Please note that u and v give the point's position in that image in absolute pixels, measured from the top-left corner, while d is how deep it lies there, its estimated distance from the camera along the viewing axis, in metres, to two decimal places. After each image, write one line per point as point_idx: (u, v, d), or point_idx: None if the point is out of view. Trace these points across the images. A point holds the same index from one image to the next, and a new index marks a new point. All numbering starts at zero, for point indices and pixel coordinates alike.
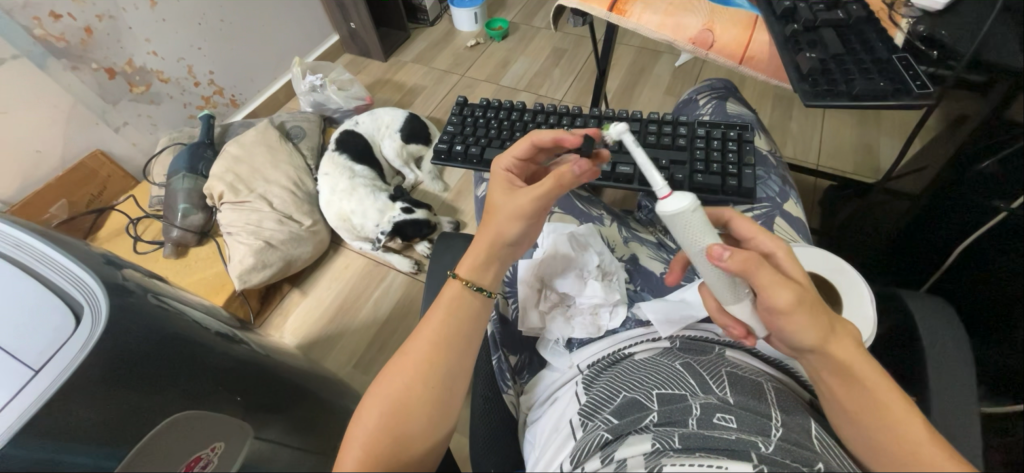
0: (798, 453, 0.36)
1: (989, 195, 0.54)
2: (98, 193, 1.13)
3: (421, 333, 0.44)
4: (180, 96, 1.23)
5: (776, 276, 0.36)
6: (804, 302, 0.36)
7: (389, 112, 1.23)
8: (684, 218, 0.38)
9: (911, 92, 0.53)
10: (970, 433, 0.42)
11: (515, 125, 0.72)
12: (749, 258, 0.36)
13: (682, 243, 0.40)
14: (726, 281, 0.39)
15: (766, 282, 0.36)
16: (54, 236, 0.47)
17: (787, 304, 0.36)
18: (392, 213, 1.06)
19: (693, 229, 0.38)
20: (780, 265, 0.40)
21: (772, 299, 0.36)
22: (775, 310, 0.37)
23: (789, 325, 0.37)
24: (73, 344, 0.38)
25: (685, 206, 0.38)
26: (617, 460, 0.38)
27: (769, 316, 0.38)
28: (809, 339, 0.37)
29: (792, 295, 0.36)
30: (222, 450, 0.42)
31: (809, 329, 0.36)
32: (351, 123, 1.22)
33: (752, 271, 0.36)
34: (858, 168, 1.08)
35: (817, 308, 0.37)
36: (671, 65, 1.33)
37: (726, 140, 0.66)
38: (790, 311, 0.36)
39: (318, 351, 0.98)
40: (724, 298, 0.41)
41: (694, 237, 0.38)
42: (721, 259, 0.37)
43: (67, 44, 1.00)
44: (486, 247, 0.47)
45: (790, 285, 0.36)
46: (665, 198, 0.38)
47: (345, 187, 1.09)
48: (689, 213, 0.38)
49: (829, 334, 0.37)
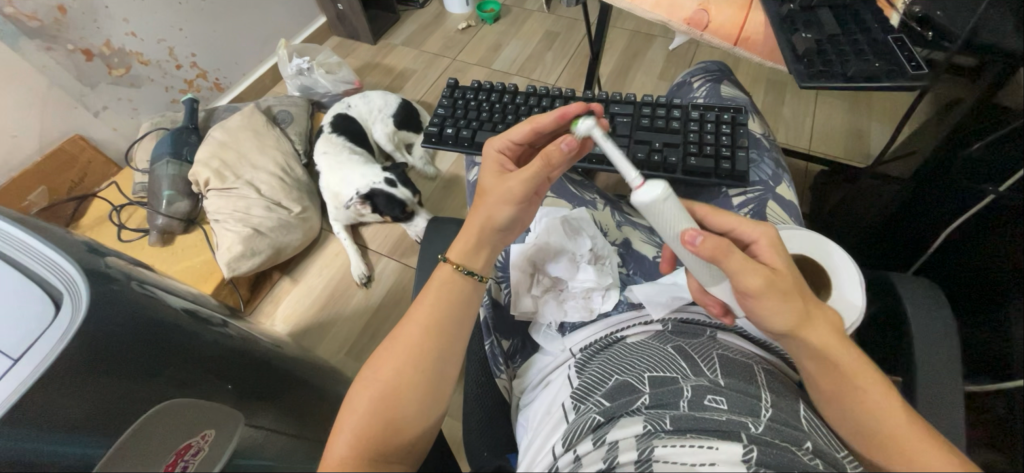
0: (786, 433, 0.37)
1: (977, 179, 0.54)
2: (79, 179, 1.10)
3: (411, 317, 0.44)
4: (162, 79, 1.19)
5: (745, 261, 0.36)
6: (774, 287, 0.37)
7: (382, 94, 1.21)
8: (659, 207, 0.37)
9: (905, 73, 0.54)
10: (953, 406, 0.43)
11: (507, 107, 0.71)
12: (720, 245, 0.36)
13: (658, 229, 0.39)
14: (702, 266, 0.40)
15: (736, 268, 0.36)
16: (33, 223, 0.46)
17: (756, 288, 0.36)
18: (374, 180, 1.04)
19: (666, 217, 0.38)
20: (756, 253, 0.40)
21: (741, 283, 0.37)
22: (747, 295, 0.37)
23: (761, 309, 0.37)
24: (53, 332, 0.37)
25: (657, 196, 0.36)
26: (608, 442, 0.39)
27: (743, 300, 0.39)
28: (780, 323, 0.37)
29: (762, 280, 0.36)
30: (213, 437, 0.39)
31: (781, 313, 0.37)
32: (343, 105, 1.20)
33: (722, 258, 0.37)
34: (850, 153, 1.08)
35: (791, 294, 0.37)
36: (665, 49, 1.32)
37: (720, 123, 0.65)
38: (760, 295, 0.36)
39: (310, 338, 0.98)
40: (703, 281, 0.41)
41: (669, 223, 0.38)
42: (694, 244, 0.37)
43: (40, 23, 0.96)
44: (476, 230, 0.46)
45: (760, 271, 0.36)
46: (637, 189, 0.37)
47: (339, 159, 1.09)
48: (662, 202, 0.37)
49: (802, 320, 0.37)
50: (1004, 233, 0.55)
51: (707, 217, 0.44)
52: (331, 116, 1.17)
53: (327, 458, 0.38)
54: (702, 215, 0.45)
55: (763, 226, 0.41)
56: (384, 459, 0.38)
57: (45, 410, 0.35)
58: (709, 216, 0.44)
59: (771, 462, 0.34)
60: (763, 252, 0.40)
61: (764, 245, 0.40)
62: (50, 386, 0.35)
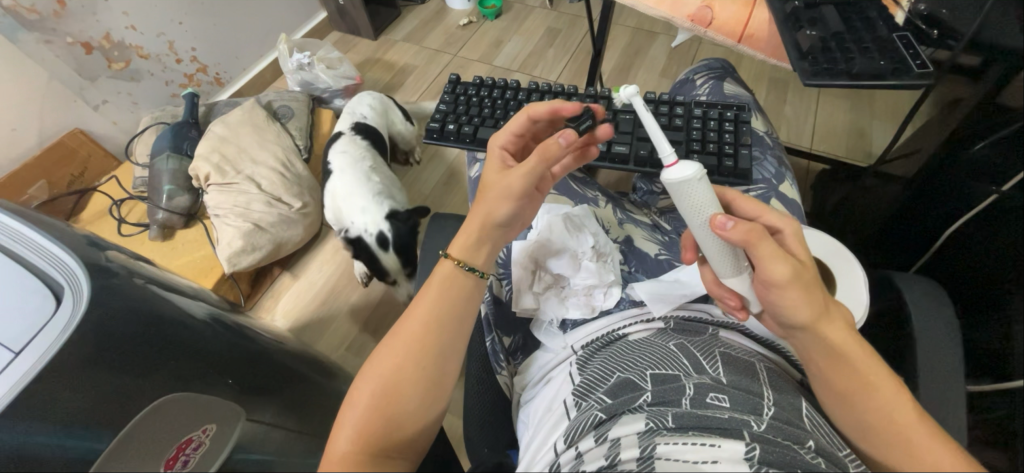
0: (788, 431, 0.37)
1: (980, 178, 0.54)
2: (78, 173, 1.10)
3: (413, 313, 0.44)
4: (162, 73, 1.19)
5: (776, 250, 0.36)
6: (800, 278, 0.36)
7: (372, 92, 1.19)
8: (689, 188, 0.37)
9: (909, 71, 0.53)
10: (955, 405, 0.43)
11: (509, 104, 0.71)
12: (753, 230, 0.36)
13: (686, 211, 0.39)
14: (726, 252, 0.40)
15: (766, 255, 0.36)
16: (33, 216, 0.45)
17: (782, 277, 0.36)
18: (370, 226, 0.93)
19: (697, 199, 0.38)
20: (783, 242, 0.40)
21: (768, 272, 0.36)
22: (771, 284, 0.37)
23: (782, 300, 0.37)
24: (53, 325, 0.38)
25: (690, 175, 0.37)
26: (610, 439, 0.39)
27: (764, 290, 0.38)
28: (801, 316, 0.37)
29: (789, 269, 0.36)
30: (213, 433, 0.38)
31: (803, 305, 0.37)
32: (350, 110, 1.11)
33: (754, 243, 0.36)
34: (852, 152, 1.08)
35: (813, 286, 0.37)
36: (667, 46, 1.31)
37: (723, 121, 0.65)
38: (784, 286, 0.36)
39: (309, 334, 0.98)
40: (722, 271, 0.41)
41: (698, 205, 0.38)
42: (725, 229, 0.37)
43: (39, 16, 0.96)
44: (477, 227, 0.46)
45: (788, 261, 0.36)
46: (668, 167, 0.38)
47: (353, 170, 0.99)
48: (694, 182, 0.37)
49: (822, 314, 0.37)
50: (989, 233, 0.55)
51: (736, 202, 0.44)
52: (348, 123, 1.08)
53: (328, 454, 0.38)
54: (730, 199, 0.44)
55: (789, 217, 0.40)
56: (385, 455, 0.38)
57: (49, 403, 0.35)
58: (739, 201, 0.43)
59: (773, 459, 0.34)
60: (790, 241, 0.40)
61: (790, 236, 0.40)
62: (56, 380, 0.36)
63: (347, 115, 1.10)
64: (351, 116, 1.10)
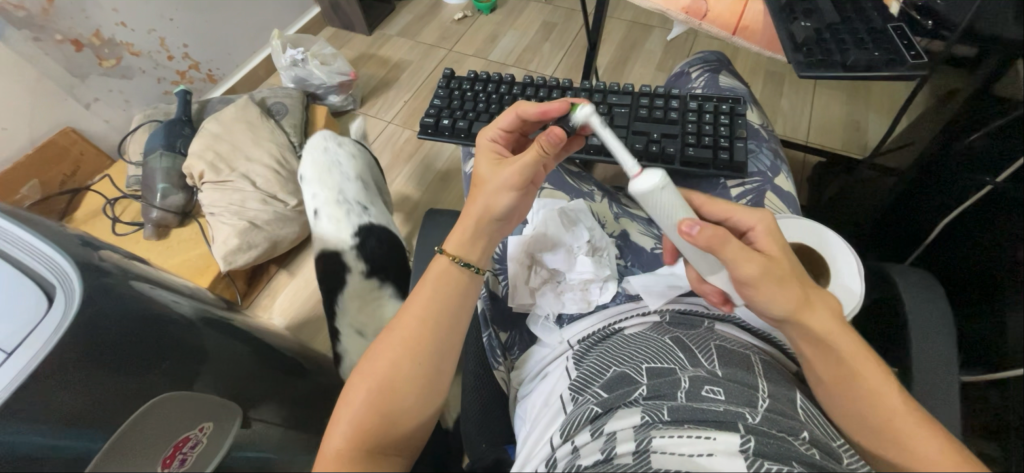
0: (783, 422, 0.37)
1: (974, 169, 0.55)
2: (71, 173, 1.09)
3: (408, 309, 0.44)
4: (154, 70, 1.18)
5: (741, 250, 0.37)
6: (771, 275, 0.37)
7: (337, 151, 0.88)
8: (654, 198, 0.37)
9: (904, 62, 0.54)
10: (948, 393, 0.43)
11: (504, 98, 0.71)
12: (716, 235, 0.36)
13: (655, 219, 0.39)
14: (700, 255, 0.40)
15: (732, 256, 0.37)
16: (24, 216, 0.44)
17: (753, 276, 0.37)
18: None
19: (664, 206, 0.38)
20: (755, 240, 0.40)
21: (739, 272, 0.37)
22: (744, 282, 0.38)
23: (758, 296, 0.38)
24: (46, 327, 0.36)
25: (654, 185, 0.37)
26: (606, 433, 0.39)
27: (739, 288, 0.39)
28: (780, 310, 0.38)
29: (757, 268, 0.37)
30: (211, 431, 0.40)
31: (778, 300, 0.37)
32: (344, 204, 0.79)
33: (718, 247, 0.36)
34: (847, 144, 1.08)
35: (787, 281, 0.37)
36: (662, 39, 1.31)
37: (718, 114, 0.65)
38: (755, 283, 0.37)
39: (307, 332, 0.98)
40: (702, 270, 0.42)
41: (667, 213, 0.38)
42: (692, 235, 0.36)
43: (27, 13, 0.95)
44: (475, 219, 0.46)
45: (756, 259, 0.37)
46: (634, 179, 0.38)
47: None
48: (658, 191, 0.37)
49: (801, 308, 0.38)
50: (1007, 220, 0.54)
51: (703, 205, 0.45)
52: (352, 231, 0.77)
53: (323, 452, 0.38)
54: (699, 204, 0.45)
55: (760, 213, 0.41)
56: (381, 452, 0.39)
57: (44, 403, 0.34)
58: (706, 205, 0.45)
59: (768, 451, 0.34)
60: (760, 238, 0.40)
61: (761, 232, 0.40)
62: (52, 377, 0.35)
63: (342, 213, 0.78)
64: (349, 215, 0.79)
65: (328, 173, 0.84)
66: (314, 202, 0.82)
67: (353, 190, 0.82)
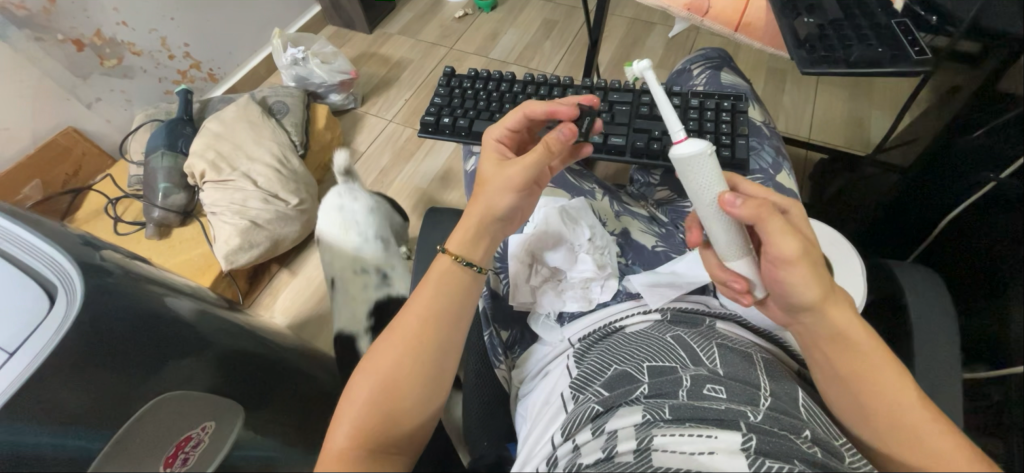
0: (784, 421, 0.37)
1: (979, 167, 0.54)
2: (73, 172, 1.09)
3: (410, 307, 0.44)
4: (155, 70, 1.18)
5: (784, 226, 0.37)
6: (809, 256, 0.37)
7: (352, 206, 0.82)
8: (699, 165, 0.36)
9: (908, 58, 0.53)
10: (951, 391, 0.43)
11: (505, 96, 0.70)
12: (761, 206, 0.36)
13: (689, 193, 0.38)
14: (733, 233, 0.39)
15: (776, 230, 0.36)
16: (27, 216, 0.44)
17: (793, 253, 0.36)
18: None
19: (706, 178, 0.37)
20: (791, 221, 0.40)
21: (778, 248, 0.37)
22: (779, 261, 0.37)
23: (790, 278, 0.37)
24: (49, 324, 0.36)
25: (703, 150, 0.36)
26: (607, 432, 0.39)
27: (772, 269, 0.38)
28: (809, 296, 0.37)
29: (798, 245, 0.36)
30: (213, 430, 0.40)
31: (812, 283, 0.37)
32: (362, 278, 0.76)
33: (763, 219, 0.36)
34: (850, 141, 1.07)
35: (820, 265, 0.37)
36: (664, 37, 1.30)
37: (720, 111, 0.65)
38: (793, 262, 0.36)
39: (309, 331, 0.99)
40: (728, 252, 0.40)
41: (705, 186, 0.38)
42: (735, 206, 0.37)
43: (29, 13, 0.95)
44: (475, 222, 0.46)
45: (797, 237, 0.37)
46: (678, 143, 0.36)
47: None
48: (707, 157, 0.36)
49: (828, 294, 0.38)
50: (1005, 221, 0.53)
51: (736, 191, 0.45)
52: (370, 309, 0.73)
53: (325, 451, 0.38)
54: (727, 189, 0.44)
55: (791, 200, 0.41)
56: (381, 451, 0.39)
57: (44, 402, 0.34)
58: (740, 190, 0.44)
59: (770, 449, 0.34)
60: (797, 222, 0.41)
61: (796, 216, 0.40)
62: (56, 375, 0.35)
63: (360, 288, 0.75)
64: (366, 290, 0.75)
65: (343, 240, 0.79)
66: (330, 265, 0.80)
67: (369, 255, 0.79)
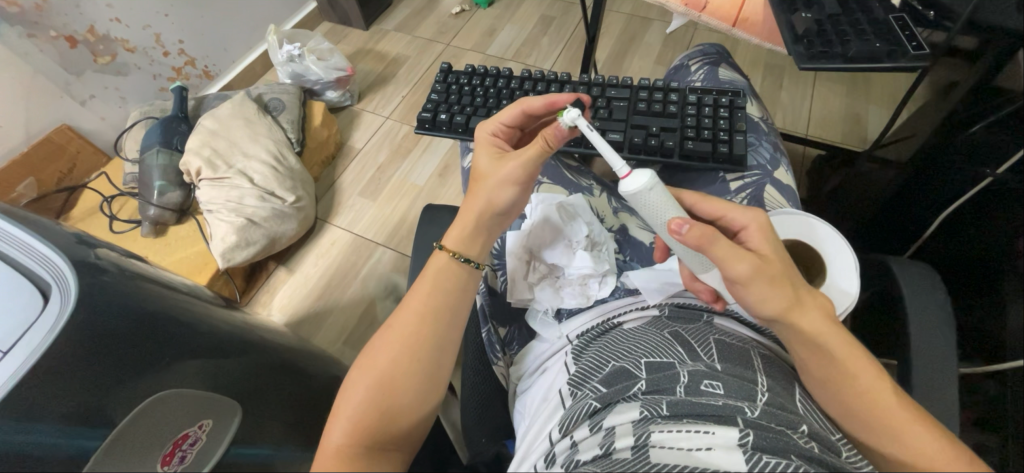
0: (782, 416, 0.37)
1: (976, 160, 0.55)
2: (67, 170, 1.09)
3: (408, 304, 0.44)
4: (149, 67, 1.17)
5: (731, 248, 0.37)
6: (762, 273, 0.37)
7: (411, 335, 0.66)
8: (643, 197, 0.39)
9: (906, 53, 0.53)
10: (947, 386, 0.43)
11: (502, 92, 0.70)
12: (705, 233, 0.37)
13: (647, 219, 0.41)
14: (693, 254, 0.41)
15: (723, 255, 0.37)
16: (20, 214, 0.44)
17: (744, 274, 0.37)
18: None
19: (655, 205, 0.39)
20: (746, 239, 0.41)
21: (729, 270, 0.37)
22: (734, 281, 0.38)
23: (749, 295, 0.38)
24: (41, 326, 0.36)
25: (643, 185, 0.39)
26: (605, 428, 0.39)
27: (732, 287, 0.39)
28: (771, 309, 0.38)
29: (749, 266, 0.37)
30: (210, 428, 0.41)
31: (770, 298, 0.37)
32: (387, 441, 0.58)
33: (707, 246, 0.37)
34: (846, 137, 1.08)
35: (778, 279, 0.37)
36: (661, 33, 1.30)
37: (718, 107, 0.65)
38: (747, 281, 0.37)
39: (306, 329, 0.99)
40: (695, 268, 0.42)
41: (659, 212, 0.40)
42: (680, 233, 0.37)
43: (21, 9, 0.94)
44: (474, 217, 0.46)
45: (746, 258, 0.37)
46: (623, 179, 0.39)
47: None
48: (648, 191, 0.39)
49: (791, 306, 0.38)
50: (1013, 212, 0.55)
51: (697, 204, 0.45)
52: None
53: (322, 448, 0.38)
54: (691, 203, 0.45)
55: (751, 212, 0.41)
56: (379, 449, 0.38)
57: (47, 404, 0.34)
58: (699, 203, 0.45)
59: (766, 445, 0.34)
60: (752, 238, 0.40)
61: (754, 231, 0.40)
62: (53, 379, 0.34)
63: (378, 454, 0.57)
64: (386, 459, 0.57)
65: None
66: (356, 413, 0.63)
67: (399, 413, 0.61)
